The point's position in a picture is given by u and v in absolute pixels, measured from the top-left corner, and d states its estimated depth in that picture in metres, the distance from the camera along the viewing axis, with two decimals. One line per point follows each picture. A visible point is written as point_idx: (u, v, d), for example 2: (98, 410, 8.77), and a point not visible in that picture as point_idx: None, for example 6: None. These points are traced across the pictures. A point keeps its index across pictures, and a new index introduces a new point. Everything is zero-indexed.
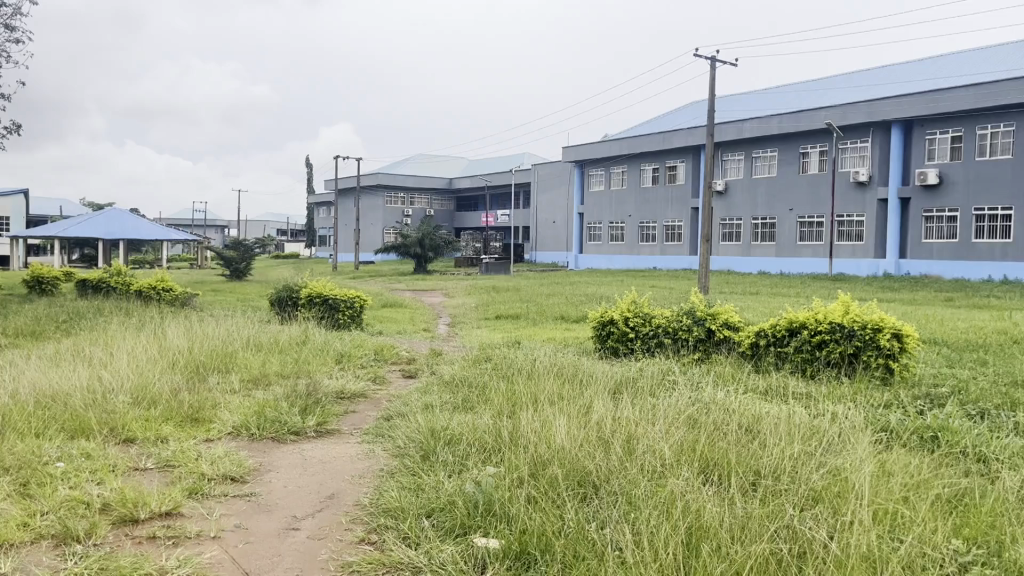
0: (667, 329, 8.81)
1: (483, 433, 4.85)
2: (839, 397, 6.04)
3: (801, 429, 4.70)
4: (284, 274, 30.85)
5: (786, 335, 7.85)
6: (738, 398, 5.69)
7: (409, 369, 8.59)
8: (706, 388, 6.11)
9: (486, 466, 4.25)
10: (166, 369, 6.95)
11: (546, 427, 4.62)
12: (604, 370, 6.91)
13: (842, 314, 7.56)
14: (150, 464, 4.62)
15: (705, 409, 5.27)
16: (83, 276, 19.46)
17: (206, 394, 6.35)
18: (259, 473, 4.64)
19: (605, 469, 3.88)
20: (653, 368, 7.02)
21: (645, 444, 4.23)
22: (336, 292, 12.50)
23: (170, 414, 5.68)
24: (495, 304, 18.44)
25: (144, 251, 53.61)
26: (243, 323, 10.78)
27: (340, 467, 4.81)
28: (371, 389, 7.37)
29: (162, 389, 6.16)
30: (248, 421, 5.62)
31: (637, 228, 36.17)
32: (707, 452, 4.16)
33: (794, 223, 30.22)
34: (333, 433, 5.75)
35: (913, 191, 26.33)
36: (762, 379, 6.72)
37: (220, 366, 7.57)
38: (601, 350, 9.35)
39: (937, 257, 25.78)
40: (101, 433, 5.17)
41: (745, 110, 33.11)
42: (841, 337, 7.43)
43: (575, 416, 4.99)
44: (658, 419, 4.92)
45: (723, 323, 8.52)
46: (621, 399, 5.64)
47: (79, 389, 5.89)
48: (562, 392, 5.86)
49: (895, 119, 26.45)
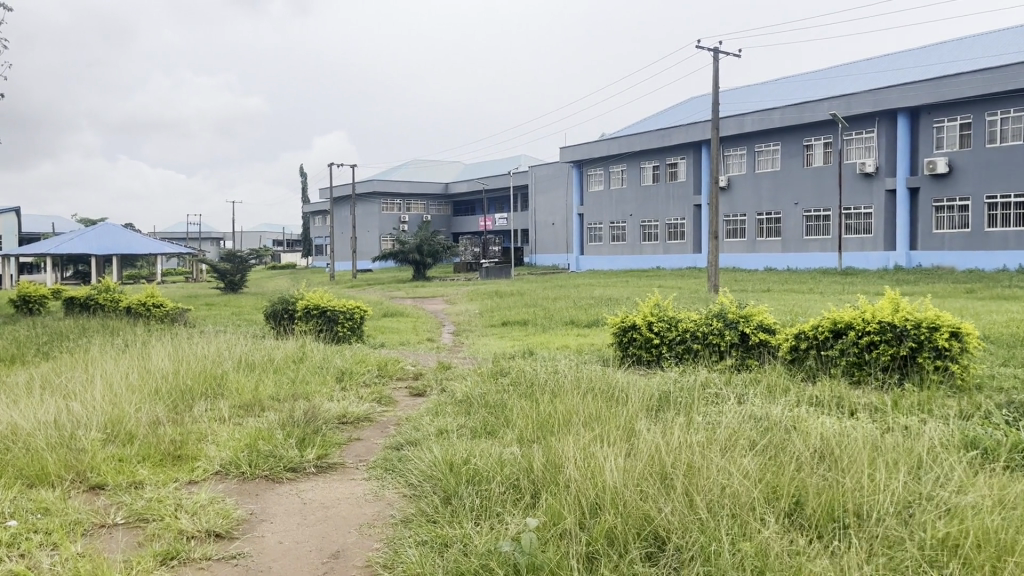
0: (696, 334, 8.09)
1: (512, 466, 4.14)
2: (908, 409, 5.33)
3: (885, 454, 3.99)
4: (280, 285, 30.09)
5: (830, 338, 7.14)
6: (797, 414, 4.99)
7: (416, 386, 7.84)
8: (756, 402, 5.39)
9: (524, 515, 3.53)
10: (147, 397, 6.22)
11: (589, 458, 3.90)
12: (637, 383, 6.18)
13: (891, 312, 6.85)
14: (119, 520, 3.89)
15: (765, 429, 4.57)
16: (69, 294, 18.67)
17: (192, 425, 5.64)
18: (249, 525, 3.91)
19: (674, 515, 3.17)
20: (689, 379, 6.32)
21: (716, 479, 3.51)
22: (335, 303, 11.76)
23: (149, 451, 4.97)
24: (500, 310, 17.68)
25: (139, 266, 52.81)
26: (235, 339, 10.03)
27: (345, 513, 4.08)
28: (377, 411, 6.63)
29: (140, 421, 5.42)
30: (238, 457, 4.90)
31: (638, 228, 35.48)
32: (792, 491, 3.45)
33: (800, 217, 29.51)
34: (336, 468, 5.02)
35: (923, 180, 25.65)
36: (813, 388, 6.03)
37: (212, 392, 6.86)
38: (623, 360, 8.63)
39: (949, 248, 25.07)
40: (66, 481, 4.46)
41: (746, 103, 32.42)
42: (891, 338, 6.72)
43: (619, 444, 4.27)
44: (720, 444, 4.20)
45: (758, 326, 7.82)
46: (664, 418, 4.94)
47: (44, 426, 5.16)
48: (595, 411, 5.14)
49: (901, 108, 25.78)
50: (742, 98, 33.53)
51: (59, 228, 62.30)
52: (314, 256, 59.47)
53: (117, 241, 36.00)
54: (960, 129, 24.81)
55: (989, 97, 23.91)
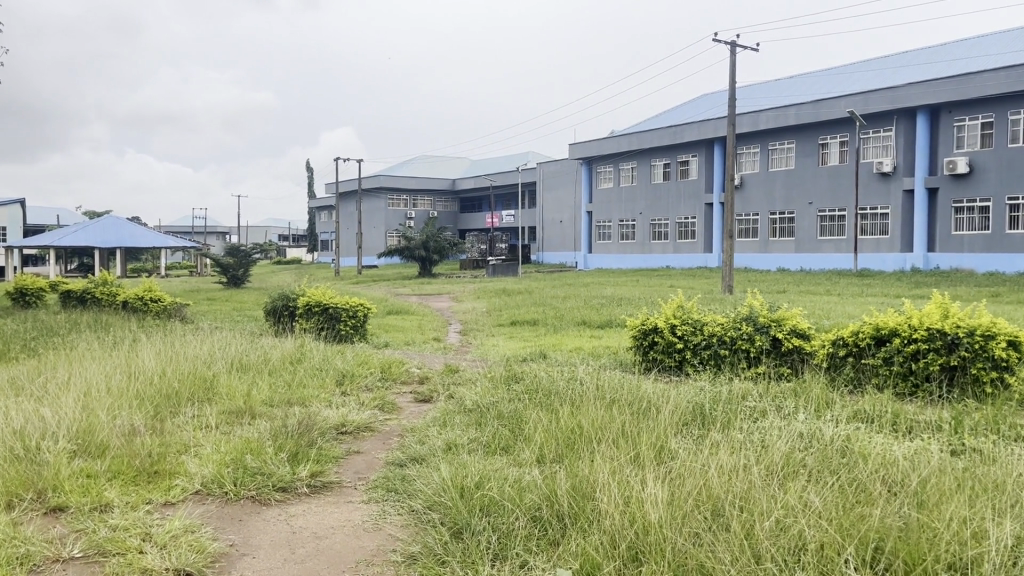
0: (723, 339, 7.51)
1: (534, 491, 3.67)
2: (974, 428, 4.74)
3: (965, 483, 3.48)
4: (285, 280, 29.61)
5: (872, 345, 6.55)
6: (851, 434, 4.44)
7: (422, 391, 7.27)
8: (801, 418, 4.84)
9: (554, 562, 3.07)
10: (126, 403, 5.69)
11: (627, 490, 3.42)
12: (666, 393, 5.60)
13: (941, 318, 6.24)
14: (76, 553, 3.36)
15: (821, 453, 4.05)
16: (67, 287, 18.18)
17: (174, 435, 5.11)
18: (227, 562, 3.36)
19: (733, 568, 2.77)
20: (724, 389, 5.73)
21: (780, 521, 3.05)
22: (337, 300, 11.17)
23: (121, 466, 4.41)
24: (507, 309, 17.08)
25: (143, 261, 52.46)
26: (231, 338, 9.49)
27: (339, 545, 3.54)
28: (379, 420, 6.07)
29: (114, 431, 4.89)
30: (222, 475, 4.36)
31: (649, 226, 34.85)
32: (867, 527, 2.99)
33: (814, 217, 28.85)
34: (331, 488, 4.45)
35: (941, 180, 25.00)
36: (862, 403, 5.46)
37: (201, 396, 6.32)
38: (644, 365, 8.07)
39: (969, 251, 24.38)
40: (23, 502, 3.93)
41: (760, 101, 31.75)
42: (941, 347, 6.11)
43: (657, 469, 3.79)
44: (773, 471, 3.72)
45: (791, 331, 7.23)
46: (701, 438, 4.41)
47: (6, 436, 4.63)
48: (624, 426, 4.59)
49: (919, 107, 25.14)
50: (756, 95, 32.84)
51: (64, 220, 62.01)
52: (320, 251, 58.95)
53: (120, 236, 35.25)
54: (982, 128, 24.16)
55: (1011, 96, 23.27)
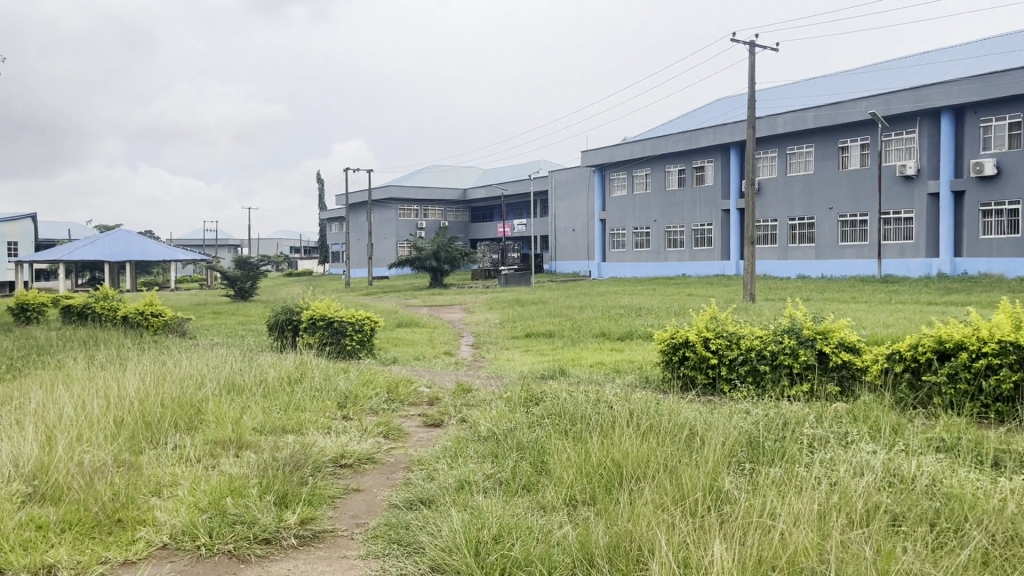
0: (762, 353, 6.81)
1: (566, 552, 3.03)
2: None
3: None
4: (293, 293, 29.01)
5: (934, 361, 5.83)
6: (937, 467, 3.74)
7: (431, 414, 6.61)
8: (871, 448, 4.14)
9: None
10: (98, 435, 5.05)
11: (688, 557, 2.76)
12: (707, 417, 4.88)
13: (1014, 329, 5.50)
14: None
15: (911, 497, 3.37)
16: (69, 302, 17.63)
17: (147, 471, 4.46)
18: None
19: None
20: (777, 414, 5.01)
21: None
22: (342, 313, 10.55)
23: (77, 515, 3.78)
24: (522, 321, 16.41)
25: (154, 273, 52.12)
26: (227, 355, 8.84)
27: None
28: (383, 450, 5.40)
29: (77, 470, 4.24)
30: (196, 523, 3.71)
31: (664, 234, 34.15)
32: None
33: (834, 222, 28.05)
34: (323, 538, 3.77)
35: (968, 182, 24.14)
36: (935, 427, 4.73)
37: (185, 425, 5.67)
38: (675, 381, 7.41)
39: (998, 255, 23.49)
40: None
41: (777, 104, 30.99)
42: (1015, 362, 5.38)
43: (717, 521, 3.12)
44: (858, 522, 3.07)
45: (839, 345, 6.56)
46: (760, 476, 3.74)
47: None
48: (668, 462, 3.91)
49: (943, 107, 24.31)
50: (773, 98, 32.08)
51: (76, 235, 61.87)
52: (330, 263, 58.48)
53: (130, 248, 34.90)
54: (1010, 128, 23.32)
55: None
